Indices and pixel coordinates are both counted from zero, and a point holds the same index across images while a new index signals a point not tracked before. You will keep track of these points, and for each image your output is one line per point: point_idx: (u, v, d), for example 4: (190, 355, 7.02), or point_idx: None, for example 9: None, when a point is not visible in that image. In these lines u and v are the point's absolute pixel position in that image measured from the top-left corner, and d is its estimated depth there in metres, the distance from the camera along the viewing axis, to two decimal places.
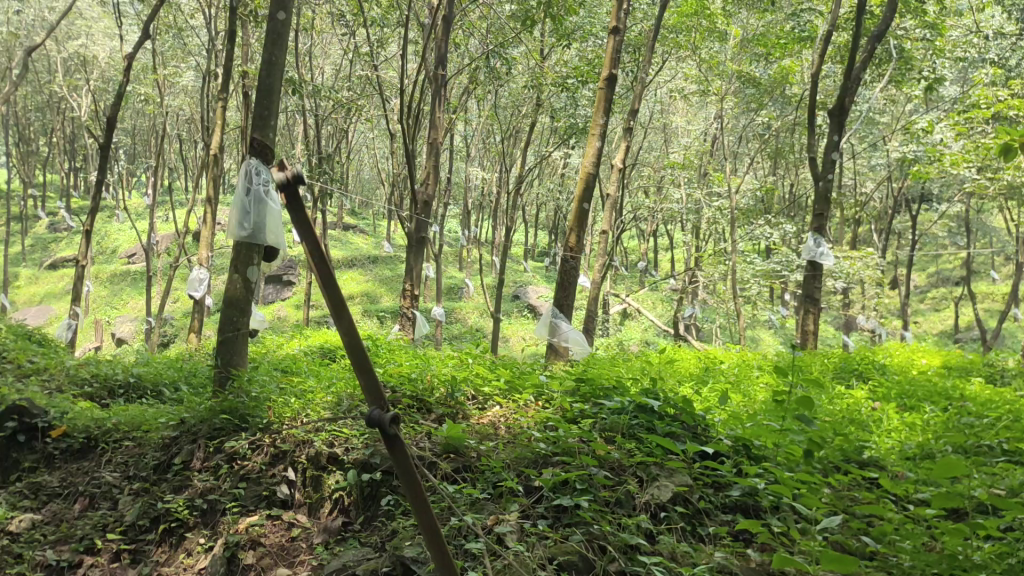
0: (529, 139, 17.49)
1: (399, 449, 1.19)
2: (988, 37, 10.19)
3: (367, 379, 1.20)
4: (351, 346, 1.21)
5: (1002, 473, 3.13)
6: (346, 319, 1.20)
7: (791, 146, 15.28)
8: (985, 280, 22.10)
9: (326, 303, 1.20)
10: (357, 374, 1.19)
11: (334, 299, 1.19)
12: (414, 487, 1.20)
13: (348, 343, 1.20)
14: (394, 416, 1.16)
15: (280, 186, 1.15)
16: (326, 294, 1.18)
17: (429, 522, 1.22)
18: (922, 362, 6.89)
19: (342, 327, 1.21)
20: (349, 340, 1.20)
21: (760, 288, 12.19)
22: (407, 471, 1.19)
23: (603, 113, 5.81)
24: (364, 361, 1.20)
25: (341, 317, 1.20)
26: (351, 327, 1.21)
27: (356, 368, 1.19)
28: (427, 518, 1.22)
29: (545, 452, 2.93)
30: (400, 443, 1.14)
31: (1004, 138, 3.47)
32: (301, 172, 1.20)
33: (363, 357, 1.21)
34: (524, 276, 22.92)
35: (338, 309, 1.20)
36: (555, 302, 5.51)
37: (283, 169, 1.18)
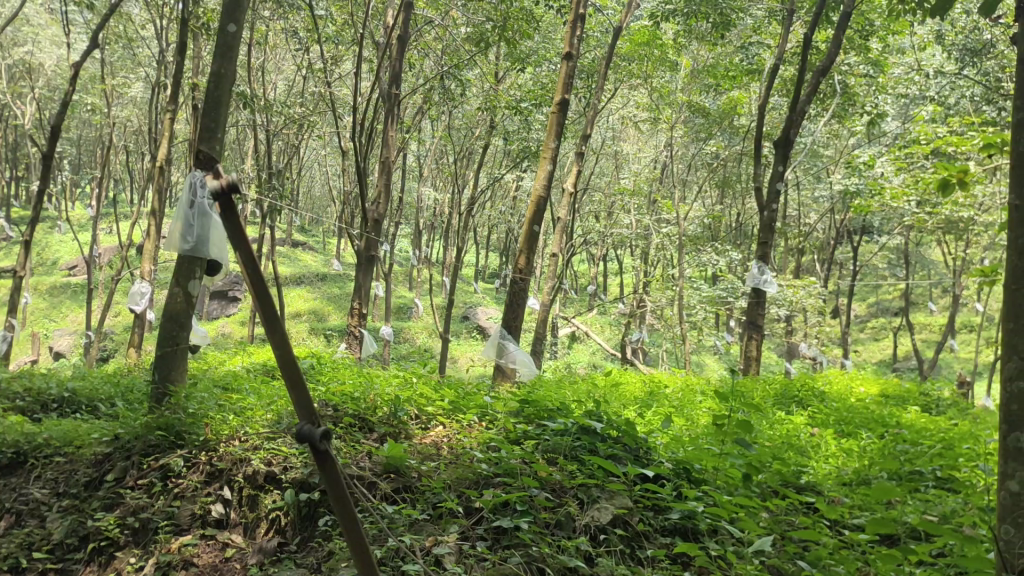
0: (483, 161, 17.56)
1: (331, 468, 1.04)
2: (929, 75, 10.57)
3: (299, 393, 1.05)
4: (282, 358, 1.06)
5: (934, 501, 3.21)
6: (278, 331, 1.09)
7: (739, 176, 15.55)
8: (923, 311, 22.74)
9: (257, 315, 1.07)
10: (287, 386, 1.04)
11: (266, 309, 1.06)
12: (348, 513, 1.05)
13: (279, 356, 1.07)
14: (326, 429, 1.01)
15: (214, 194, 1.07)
16: (257, 300, 1.06)
17: (365, 557, 1.06)
18: (861, 390, 7.03)
19: (273, 341, 1.09)
20: (280, 353, 1.07)
21: (706, 314, 12.39)
22: (342, 497, 1.04)
23: (554, 137, 5.87)
24: (295, 372, 1.06)
25: (271, 325, 1.08)
26: (282, 337, 1.09)
27: (286, 381, 1.05)
28: (363, 551, 1.06)
29: (487, 473, 2.89)
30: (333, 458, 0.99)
31: (943, 172, 3.60)
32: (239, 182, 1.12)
33: (295, 370, 1.07)
34: (474, 297, 22.94)
35: (271, 322, 1.07)
36: (504, 323, 5.50)
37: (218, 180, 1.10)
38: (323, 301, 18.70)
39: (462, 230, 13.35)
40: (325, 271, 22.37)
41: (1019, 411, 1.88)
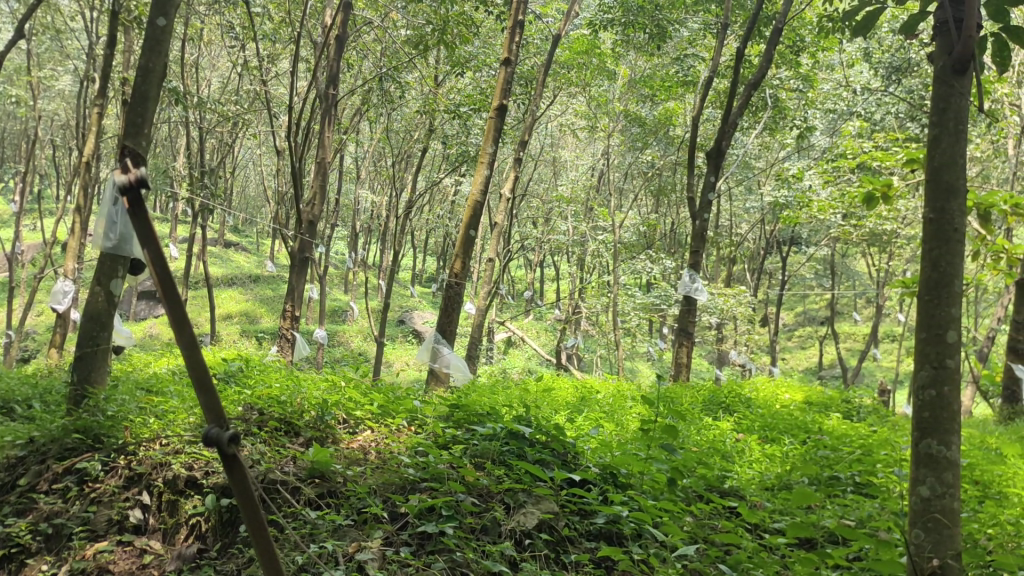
0: (420, 165, 17.47)
1: (240, 475, 0.98)
2: (857, 92, 10.89)
3: (207, 396, 0.99)
4: (191, 362, 0.99)
5: (852, 505, 3.31)
6: (188, 336, 1.00)
7: (673, 185, 15.78)
8: (847, 321, 23.40)
9: (168, 321, 0.98)
10: (195, 391, 0.98)
11: (178, 319, 0.98)
12: (256, 518, 1.01)
13: (189, 362, 0.99)
14: (235, 434, 0.96)
15: (121, 189, 0.94)
16: (169, 311, 0.96)
17: (275, 563, 1.03)
18: (786, 397, 7.20)
19: (181, 343, 1.00)
20: (190, 358, 0.99)
21: (639, 321, 12.55)
22: (250, 502, 0.99)
23: (492, 142, 5.87)
24: (205, 373, 0.99)
25: (180, 333, 0.99)
26: (192, 340, 1.00)
27: (195, 386, 0.98)
28: (271, 555, 1.03)
29: (413, 477, 2.85)
30: (241, 467, 0.95)
31: (869, 185, 3.71)
32: (147, 176, 0.99)
33: (205, 371, 1.00)
34: (410, 301, 22.83)
35: (181, 328, 0.98)
36: (438, 327, 5.47)
37: (124, 170, 0.97)
38: (255, 303, 18.38)
39: (399, 233, 13.26)
40: (258, 272, 21.99)
41: (930, 417, 1.94)
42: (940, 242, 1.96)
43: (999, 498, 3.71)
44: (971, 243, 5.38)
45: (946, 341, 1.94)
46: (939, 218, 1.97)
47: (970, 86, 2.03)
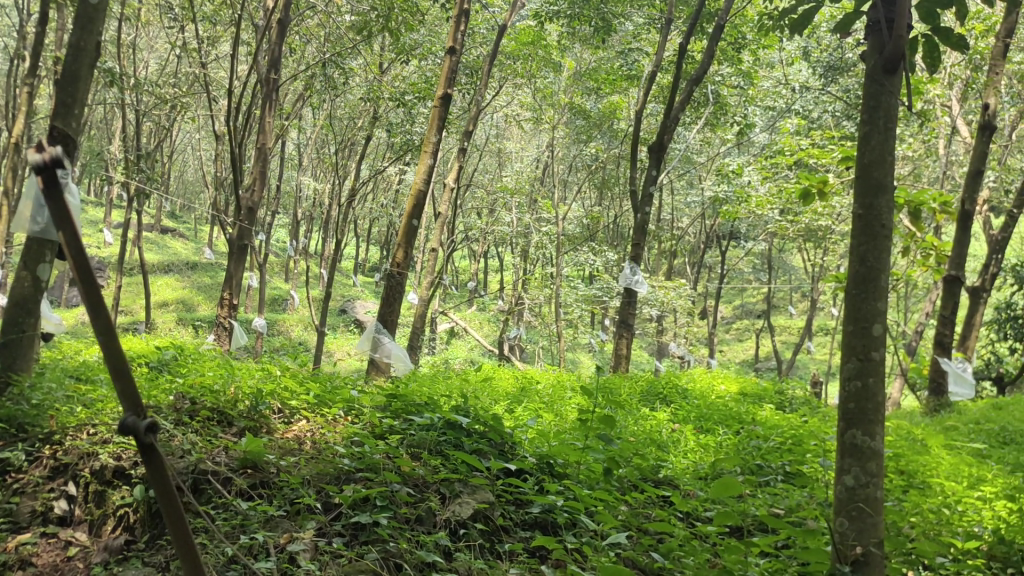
0: (364, 153, 17.30)
1: (157, 465, 0.96)
2: (796, 90, 11.11)
3: (124, 383, 0.96)
4: (108, 348, 0.96)
5: (782, 494, 3.39)
6: (104, 319, 0.96)
7: (617, 179, 15.90)
8: (783, 314, 23.92)
9: (85, 308, 0.95)
10: (112, 377, 0.95)
11: (96, 306, 0.94)
12: (173, 509, 0.99)
13: (106, 350, 0.96)
14: (152, 422, 0.93)
15: (37, 169, 0.90)
16: (85, 294, 0.93)
17: (193, 556, 1.00)
18: (722, 388, 7.33)
19: (97, 328, 0.97)
20: (107, 344, 0.96)
21: (581, 312, 12.64)
22: (167, 493, 0.97)
23: (436, 131, 5.83)
24: (122, 360, 0.97)
25: (97, 318, 0.95)
26: (108, 327, 0.97)
27: (111, 372, 0.95)
28: (188, 547, 1.01)
29: (348, 468, 2.80)
30: (158, 454, 0.92)
31: (805, 182, 3.78)
32: (63, 154, 0.95)
33: (122, 358, 0.97)
34: (351, 290, 22.63)
35: (98, 312, 0.95)
36: (379, 317, 5.42)
37: (40, 149, 0.93)
38: (192, 290, 18.02)
39: (341, 222, 13.12)
40: (196, 259, 21.55)
41: (855, 409, 2.01)
42: (867, 238, 2.02)
43: (922, 488, 3.84)
44: (902, 241, 5.53)
45: (872, 334, 1.99)
46: (868, 214, 2.02)
47: (899, 86, 2.08)
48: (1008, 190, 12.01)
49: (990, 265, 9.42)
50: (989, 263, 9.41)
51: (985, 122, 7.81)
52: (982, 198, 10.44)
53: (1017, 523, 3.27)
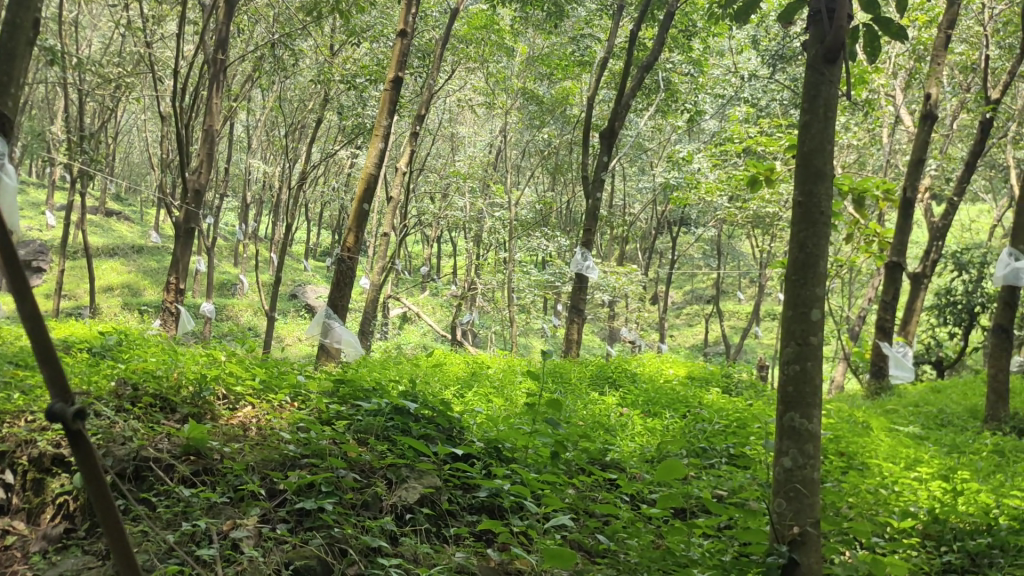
0: (314, 136, 17.06)
1: (88, 457, 0.94)
2: (745, 78, 11.23)
3: (52, 372, 0.94)
4: (34, 334, 0.93)
5: (726, 476, 3.46)
6: (29, 308, 0.93)
7: (569, 164, 15.92)
8: (732, 299, 24.25)
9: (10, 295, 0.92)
10: (39, 367, 0.93)
11: (20, 294, 0.92)
12: (107, 503, 0.96)
13: (32, 338, 0.93)
14: (81, 411, 0.91)
15: None
16: (9, 281, 0.90)
17: (127, 552, 0.98)
18: (670, 372, 7.43)
19: (23, 316, 0.94)
20: (32, 334, 0.93)
21: (533, 297, 12.68)
22: (99, 485, 0.95)
23: (387, 114, 5.77)
24: (51, 351, 0.94)
25: (22, 305, 0.93)
26: (35, 315, 0.94)
27: (38, 361, 0.93)
28: (122, 544, 0.98)
29: (293, 454, 2.77)
30: (87, 444, 0.90)
31: (753, 170, 3.83)
32: None
33: (51, 348, 0.95)
34: (302, 274, 22.40)
35: (22, 299, 0.92)
36: (329, 302, 5.38)
37: None
38: (138, 274, 17.67)
39: (291, 205, 12.95)
40: (141, 242, 21.12)
41: (794, 392, 2.12)
42: (807, 225, 2.14)
43: (861, 469, 3.94)
44: (846, 228, 5.63)
45: (810, 319, 2.11)
46: (808, 201, 2.13)
47: (838, 76, 2.16)
48: (947, 179, 12.30)
49: (930, 252, 9.65)
50: (929, 249, 9.63)
51: (927, 111, 7.98)
52: (924, 186, 10.67)
53: (951, 503, 3.38)
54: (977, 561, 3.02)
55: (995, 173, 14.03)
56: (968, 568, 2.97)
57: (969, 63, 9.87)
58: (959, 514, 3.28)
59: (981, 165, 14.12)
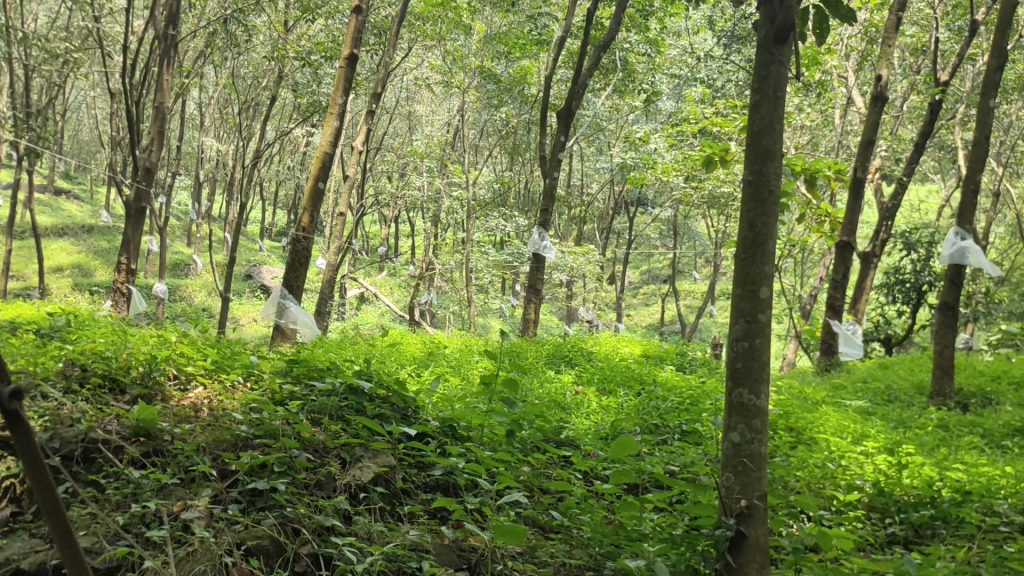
0: (268, 114, 16.81)
1: (22, 430, 0.98)
2: (701, 59, 11.29)
3: None
4: None
5: (678, 452, 3.51)
6: None
7: (526, 144, 15.89)
8: (688, 279, 24.49)
9: None
10: None
11: None
12: (41, 471, 1.02)
13: None
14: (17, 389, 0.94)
15: None
16: None
17: (61, 515, 1.05)
18: (626, 351, 7.49)
19: None
20: None
21: (491, 277, 12.68)
22: (32, 456, 1.00)
23: (342, 92, 5.70)
24: None
25: None
26: None
27: None
28: (57, 507, 1.05)
29: (246, 435, 2.74)
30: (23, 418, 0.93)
31: (708, 151, 3.86)
32: None
33: None
34: (257, 254, 22.13)
35: None
36: (284, 282, 5.32)
37: None
38: (88, 254, 17.31)
39: (245, 184, 12.76)
40: (92, 222, 20.68)
41: (742, 367, 2.18)
42: (756, 204, 2.19)
43: (809, 443, 4.02)
44: (799, 208, 5.71)
45: (758, 297, 2.18)
46: (757, 180, 2.19)
47: (788, 56, 2.22)
48: (897, 160, 12.53)
49: (879, 231, 9.83)
50: (879, 229, 9.82)
51: (877, 93, 8.10)
52: (875, 167, 10.85)
53: (895, 476, 3.47)
54: (921, 532, 3.11)
55: (943, 154, 14.32)
56: (911, 539, 3.05)
57: (919, 45, 10.03)
58: (903, 486, 3.36)
59: (930, 146, 14.40)
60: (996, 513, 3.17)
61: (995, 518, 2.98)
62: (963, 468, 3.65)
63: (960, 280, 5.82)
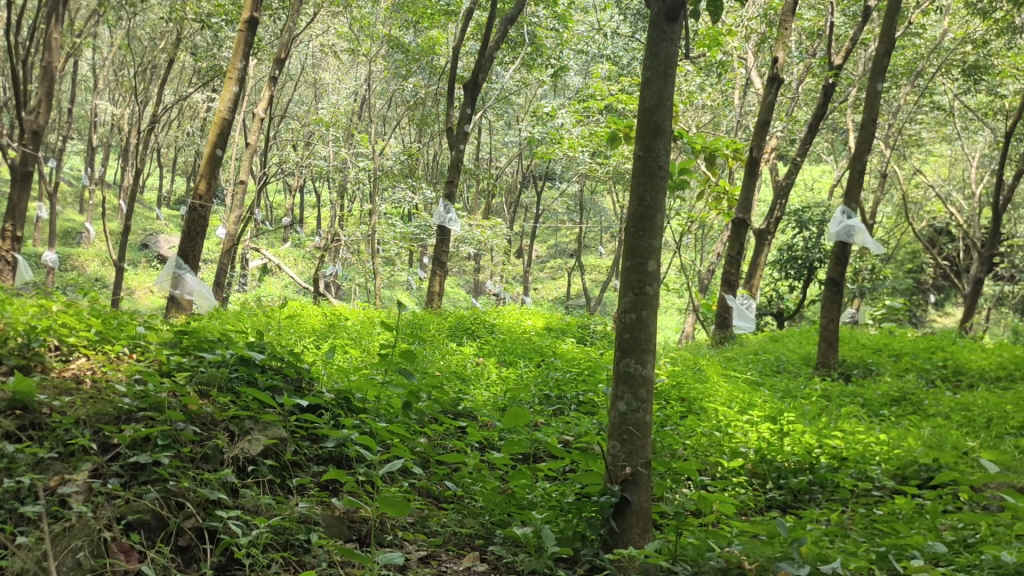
0: (166, 77, 16.17)
1: None
2: (608, 36, 11.39)
3: None
4: None
5: (573, 422, 3.58)
6: None
7: (434, 115, 15.71)
8: (593, 254, 24.82)
9: None
10: None
11: None
12: None
13: None
14: None
15: None
16: None
17: None
18: (528, 324, 7.57)
19: None
20: None
21: (397, 250, 12.53)
22: None
23: (242, 56, 5.49)
24: None
25: None
26: None
27: None
28: None
29: (129, 407, 2.63)
30: None
31: (610, 128, 3.89)
32: None
33: None
34: (154, 223, 21.35)
35: None
36: (180, 250, 5.14)
37: None
38: None
39: (140, 150, 12.23)
40: None
41: (630, 339, 2.27)
42: (646, 179, 2.27)
43: (699, 412, 4.16)
44: (699, 185, 5.84)
45: (647, 270, 2.26)
46: (647, 155, 2.26)
47: (679, 34, 2.29)
48: (793, 141, 12.96)
49: (774, 209, 10.16)
50: (774, 207, 10.15)
51: (774, 74, 8.31)
52: (771, 147, 11.18)
53: (777, 443, 3.63)
54: (799, 497, 3.26)
55: (835, 136, 14.89)
56: (789, 503, 3.20)
57: (815, 29, 10.33)
58: (784, 452, 3.51)
59: (824, 128, 14.93)
60: (868, 478, 3.35)
61: (866, 483, 3.16)
62: (841, 436, 3.83)
63: (846, 258, 6.08)
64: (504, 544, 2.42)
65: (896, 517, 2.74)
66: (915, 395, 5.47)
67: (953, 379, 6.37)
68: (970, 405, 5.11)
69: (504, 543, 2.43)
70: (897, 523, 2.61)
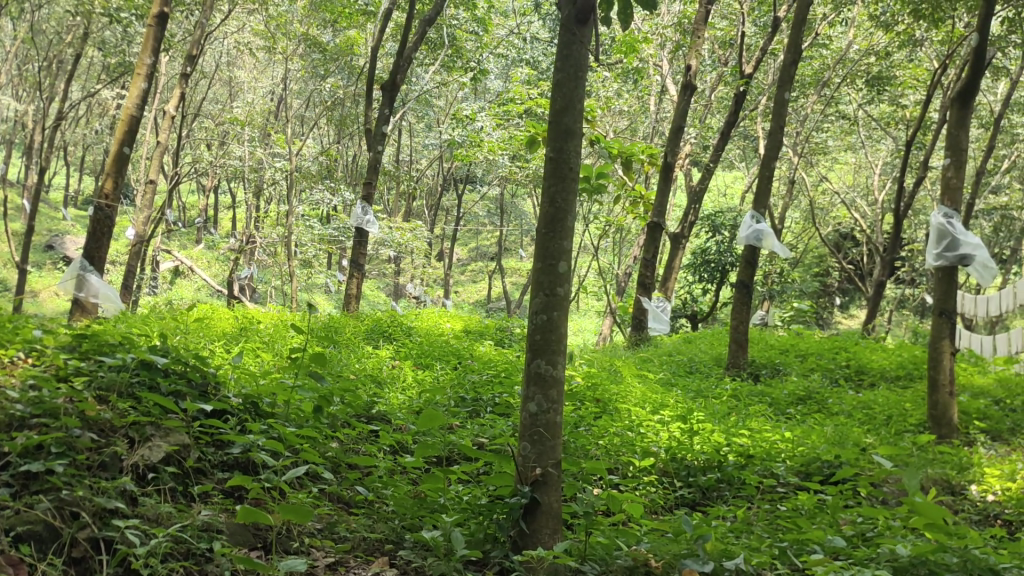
0: (73, 73, 15.61)
1: None
2: (527, 41, 11.45)
3: None
4: None
5: (488, 424, 3.57)
6: None
7: (352, 116, 15.51)
8: (514, 257, 24.90)
9: None
10: None
11: None
12: None
13: None
14: None
15: None
16: None
17: None
18: (447, 326, 7.54)
19: None
20: None
21: (314, 252, 12.34)
22: None
23: (150, 52, 5.31)
24: None
25: None
26: None
27: None
28: None
29: (22, 413, 2.50)
30: None
31: (528, 131, 3.90)
32: None
33: None
34: (59, 224, 20.53)
35: None
36: (84, 251, 4.94)
37: None
38: None
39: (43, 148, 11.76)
40: None
41: (540, 339, 2.29)
42: (557, 181, 2.28)
43: (612, 413, 4.21)
44: (615, 190, 5.90)
45: (557, 272, 2.28)
46: (557, 157, 2.27)
47: (589, 39, 2.32)
48: (706, 147, 13.27)
49: (689, 213, 10.35)
50: (689, 212, 10.34)
51: (688, 81, 8.48)
52: (685, 153, 11.40)
53: (687, 442, 3.70)
54: (707, 495, 3.33)
55: (747, 143, 15.29)
56: (697, 501, 3.27)
57: (728, 39, 10.59)
58: (694, 451, 3.57)
59: (737, 136, 15.33)
60: (773, 475, 3.45)
61: (771, 480, 3.25)
62: (748, 434, 3.93)
63: (756, 261, 6.22)
64: (414, 548, 2.39)
65: (799, 512, 2.83)
66: (820, 394, 5.64)
67: (857, 378, 6.59)
68: (872, 403, 5.29)
69: (413, 547, 2.40)
70: (799, 518, 2.70)
